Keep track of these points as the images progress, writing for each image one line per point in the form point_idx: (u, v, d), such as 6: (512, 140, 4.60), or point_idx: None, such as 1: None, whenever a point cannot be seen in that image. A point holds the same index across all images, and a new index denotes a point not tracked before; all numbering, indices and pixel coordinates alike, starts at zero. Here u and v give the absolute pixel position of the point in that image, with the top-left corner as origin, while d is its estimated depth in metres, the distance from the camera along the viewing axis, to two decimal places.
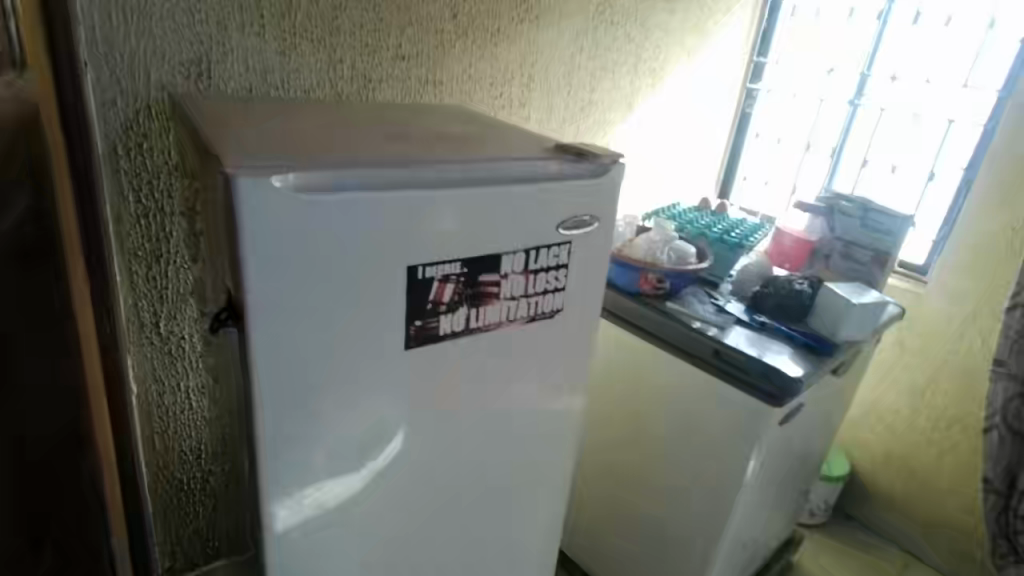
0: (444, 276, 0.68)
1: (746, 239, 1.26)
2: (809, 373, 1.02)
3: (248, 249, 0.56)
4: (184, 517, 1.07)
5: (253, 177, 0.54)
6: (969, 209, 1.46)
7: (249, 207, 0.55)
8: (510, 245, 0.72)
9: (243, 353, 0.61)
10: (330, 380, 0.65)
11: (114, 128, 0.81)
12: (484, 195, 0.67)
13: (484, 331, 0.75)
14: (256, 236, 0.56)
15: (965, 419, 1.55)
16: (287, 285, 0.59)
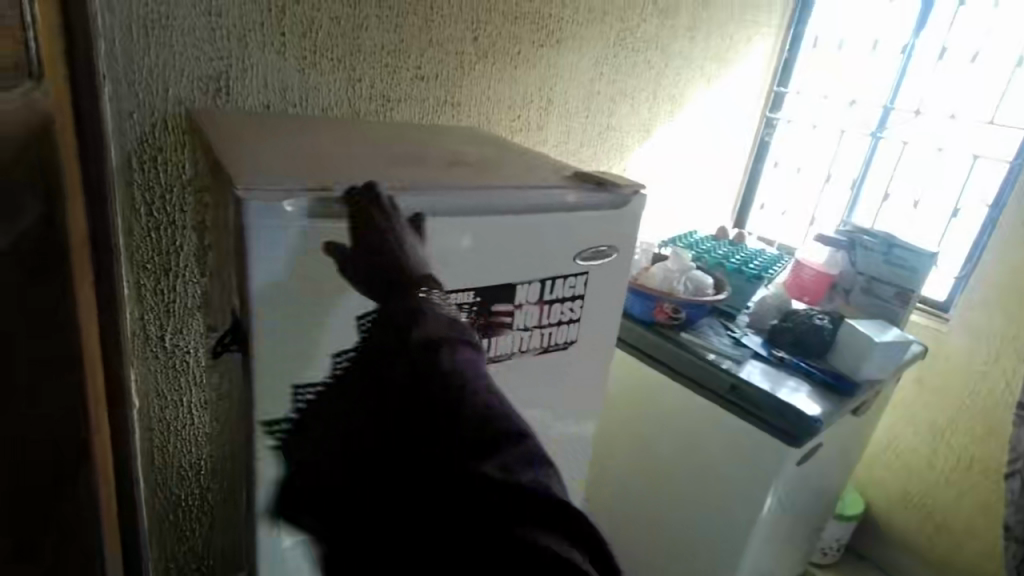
0: (457, 305, 0.66)
1: (764, 271, 1.25)
2: (828, 413, 0.98)
3: (255, 269, 0.54)
4: (181, 534, 1.04)
5: (265, 202, 0.53)
6: (994, 245, 1.44)
7: (262, 231, 0.53)
8: (526, 275, 0.70)
9: (247, 376, 0.59)
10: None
11: (130, 140, 0.80)
12: (502, 225, 0.66)
13: (495, 362, 0.73)
14: (266, 259, 0.54)
15: (985, 461, 1.51)
16: (294, 310, 0.58)
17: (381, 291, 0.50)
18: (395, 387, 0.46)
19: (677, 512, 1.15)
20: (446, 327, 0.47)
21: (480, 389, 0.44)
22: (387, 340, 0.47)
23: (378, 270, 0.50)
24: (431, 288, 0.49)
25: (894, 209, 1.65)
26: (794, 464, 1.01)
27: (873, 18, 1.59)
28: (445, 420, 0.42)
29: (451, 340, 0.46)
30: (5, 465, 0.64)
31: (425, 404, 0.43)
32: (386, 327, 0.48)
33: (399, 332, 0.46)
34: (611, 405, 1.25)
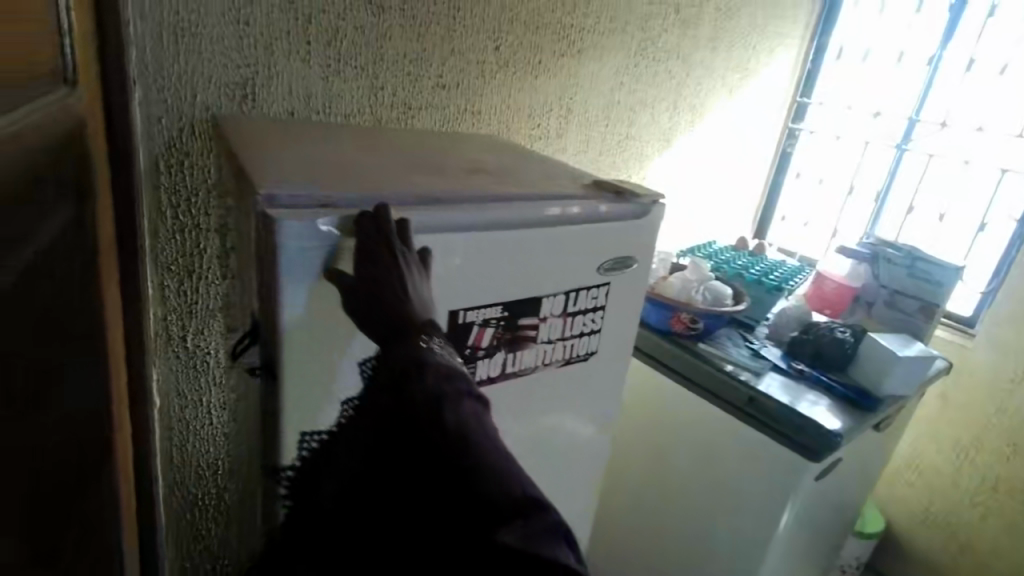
0: (484, 320, 0.66)
1: (786, 282, 1.22)
2: (849, 428, 0.96)
3: (285, 291, 0.54)
4: (196, 533, 1.05)
5: (298, 221, 0.52)
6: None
7: (292, 252, 0.53)
8: (551, 288, 0.70)
9: (271, 404, 0.60)
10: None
11: (158, 144, 0.81)
12: (527, 236, 0.66)
13: (519, 376, 0.73)
14: (297, 285, 0.54)
15: (1010, 481, 1.47)
16: (319, 335, 0.58)
17: (381, 334, 0.53)
18: (398, 438, 0.49)
19: (694, 525, 1.14)
20: (444, 377, 0.49)
21: (480, 442, 0.46)
22: (388, 392, 0.50)
23: (380, 315, 0.53)
24: (431, 335, 0.52)
25: (918, 222, 1.62)
26: (813, 478, 0.99)
27: (899, 29, 1.57)
28: (454, 480, 0.45)
29: (451, 391, 0.48)
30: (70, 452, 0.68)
31: (430, 463, 0.46)
32: (388, 377, 0.50)
33: (399, 383, 0.49)
34: (626, 414, 1.24)
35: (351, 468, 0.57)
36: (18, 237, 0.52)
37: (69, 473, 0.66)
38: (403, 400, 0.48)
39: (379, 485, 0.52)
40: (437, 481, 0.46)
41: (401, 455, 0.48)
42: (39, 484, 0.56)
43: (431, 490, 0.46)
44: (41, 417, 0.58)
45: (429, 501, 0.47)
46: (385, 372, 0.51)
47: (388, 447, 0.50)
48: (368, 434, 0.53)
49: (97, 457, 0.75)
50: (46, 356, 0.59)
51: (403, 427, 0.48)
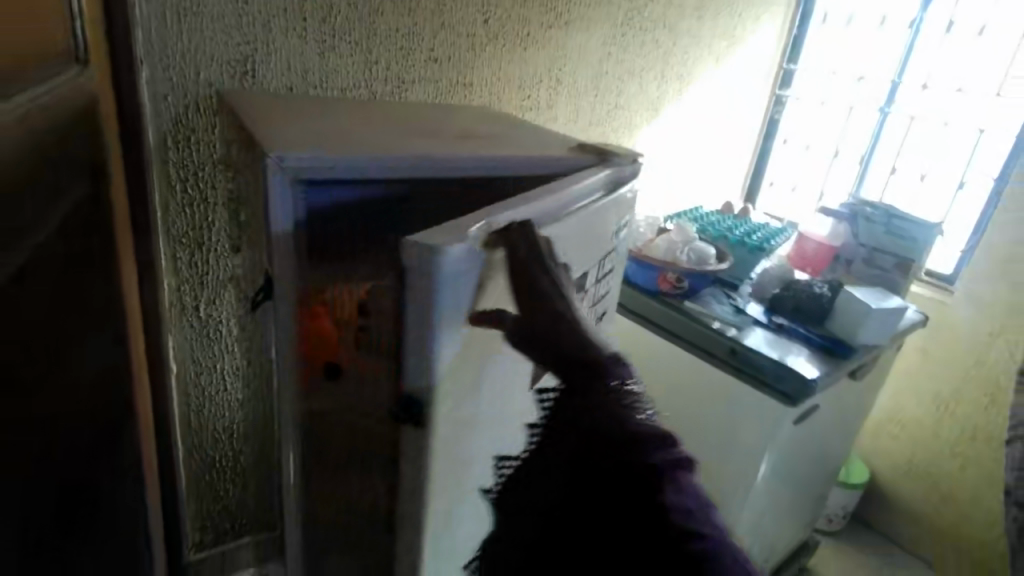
0: None
1: (767, 242, 1.24)
2: (825, 376, 1.02)
3: (439, 325, 0.48)
4: (216, 494, 1.14)
5: (458, 246, 0.47)
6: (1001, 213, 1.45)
7: (449, 280, 0.47)
8: (588, 264, 0.75)
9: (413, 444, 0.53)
10: (479, 442, 0.61)
11: (165, 121, 0.86)
12: (574, 218, 0.67)
13: None
14: (451, 315, 0.49)
15: (985, 430, 1.54)
16: (466, 363, 0.54)
17: (561, 370, 0.51)
18: (600, 497, 0.48)
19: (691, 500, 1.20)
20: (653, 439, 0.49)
21: (703, 526, 0.47)
22: (591, 447, 0.49)
23: (568, 353, 0.51)
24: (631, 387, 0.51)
25: (901, 183, 1.66)
26: (791, 424, 1.06)
27: None
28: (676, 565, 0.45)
29: (668, 457, 0.48)
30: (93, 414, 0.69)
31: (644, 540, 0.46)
32: (590, 431, 0.49)
33: (604, 440, 0.49)
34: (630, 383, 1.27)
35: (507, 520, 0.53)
36: (38, 219, 0.55)
37: (85, 430, 0.65)
38: (612, 463, 0.48)
39: (565, 546, 0.49)
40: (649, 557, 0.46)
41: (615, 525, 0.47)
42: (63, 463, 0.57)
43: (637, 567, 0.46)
44: (65, 376, 0.59)
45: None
46: (579, 424, 0.50)
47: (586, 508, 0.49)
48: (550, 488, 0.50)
49: (116, 415, 0.80)
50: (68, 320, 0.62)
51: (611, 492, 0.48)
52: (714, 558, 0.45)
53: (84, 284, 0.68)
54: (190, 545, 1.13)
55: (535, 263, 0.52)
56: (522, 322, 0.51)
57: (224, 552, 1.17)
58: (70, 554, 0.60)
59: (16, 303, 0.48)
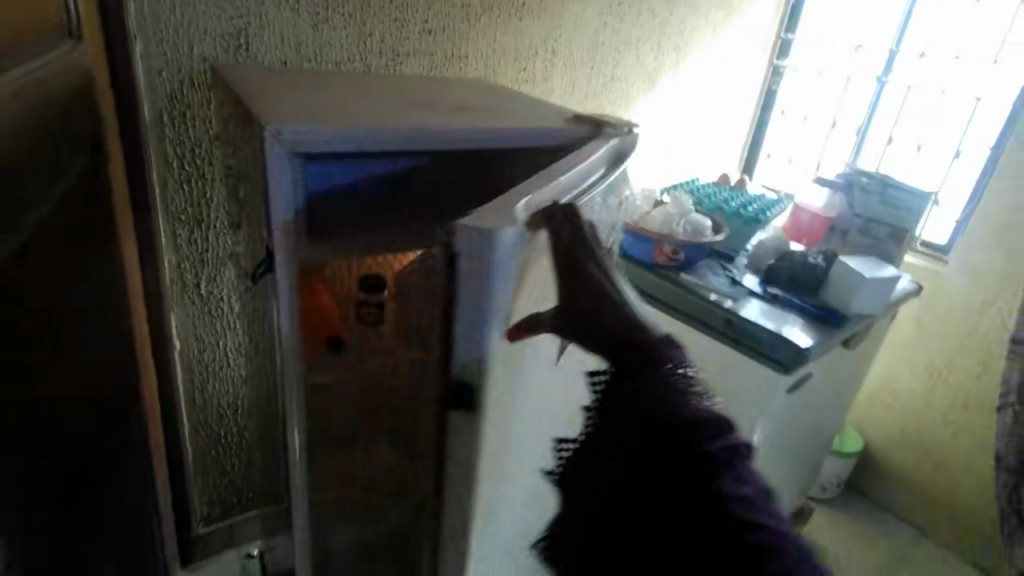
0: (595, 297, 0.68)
1: (763, 213, 1.25)
2: (818, 344, 1.04)
3: (492, 310, 0.48)
4: (222, 469, 1.17)
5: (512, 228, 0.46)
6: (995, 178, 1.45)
7: (504, 262, 0.46)
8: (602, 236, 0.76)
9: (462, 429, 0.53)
10: (524, 428, 0.60)
11: (161, 97, 0.86)
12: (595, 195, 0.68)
13: None
14: (503, 298, 0.48)
15: (977, 398, 1.57)
16: (514, 353, 0.54)
17: (614, 353, 0.54)
18: (667, 470, 0.52)
19: None
20: (708, 425, 0.54)
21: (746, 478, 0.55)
22: (652, 431, 0.53)
23: (621, 336, 0.54)
24: (684, 373, 0.55)
25: (898, 153, 1.66)
26: (785, 391, 1.07)
27: None
28: (729, 537, 0.52)
29: (721, 441, 0.54)
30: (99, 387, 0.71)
31: (705, 514, 0.52)
32: (652, 415, 0.52)
33: (667, 425, 0.53)
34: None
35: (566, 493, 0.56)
36: (42, 192, 0.56)
37: (87, 416, 0.66)
38: (675, 437, 0.52)
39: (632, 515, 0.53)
40: (708, 530, 0.52)
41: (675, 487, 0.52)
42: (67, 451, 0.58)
43: (697, 540, 0.52)
44: (69, 354, 0.60)
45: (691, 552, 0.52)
46: (639, 410, 0.53)
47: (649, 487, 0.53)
48: (612, 470, 0.53)
49: (123, 400, 0.83)
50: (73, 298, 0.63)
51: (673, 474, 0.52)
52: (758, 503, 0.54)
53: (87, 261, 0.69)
54: (198, 518, 1.17)
55: (577, 245, 0.54)
56: (574, 305, 0.53)
57: (232, 525, 1.21)
58: (82, 529, 0.61)
59: (18, 283, 0.48)
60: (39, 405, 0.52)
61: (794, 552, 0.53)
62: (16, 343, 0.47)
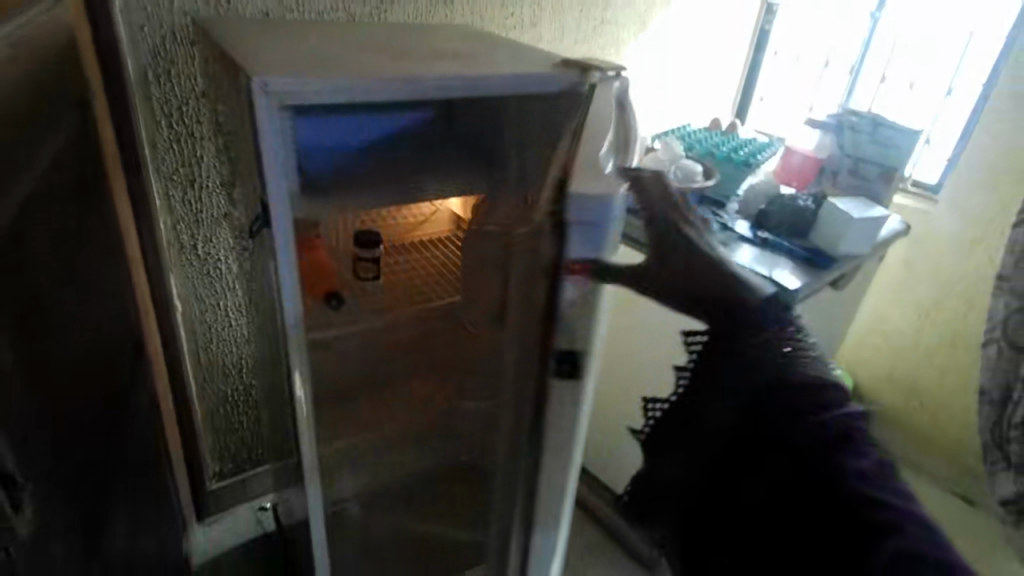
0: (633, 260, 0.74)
1: (753, 157, 1.26)
2: (807, 286, 1.06)
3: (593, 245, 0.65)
4: (231, 426, 1.21)
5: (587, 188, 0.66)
6: (988, 120, 1.47)
7: (591, 211, 0.65)
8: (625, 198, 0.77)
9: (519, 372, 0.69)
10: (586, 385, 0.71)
11: (144, 53, 0.85)
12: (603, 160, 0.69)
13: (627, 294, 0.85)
14: (598, 238, 0.66)
15: (962, 335, 1.62)
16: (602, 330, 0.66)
17: (709, 313, 0.44)
18: (738, 436, 0.39)
19: None
20: (816, 390, 0.39)
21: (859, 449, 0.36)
22: (751, 399, 0.39)
23: (707, 294, 0.44)
24: (791, 332, 0.42)
25: (890, 93, 1.65)
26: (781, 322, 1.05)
27: None
28: (852, 536, 0.33)
29: (834, 406, 0.38)
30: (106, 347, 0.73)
31: (786, 488, 0.36)
32: (747, 378, 0.40)
33: (764, 389, 0.39)
34: (606, 361, 1.29)
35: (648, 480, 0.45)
36: (41, 149, 0.57)
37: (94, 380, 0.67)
38: (750, 397, 0.39)
39: (693, 489, 0.41)
40: (809, 529, 0.34)
41: (740, 455, 0.39)
42: (79, 406, 0.60)
43: (800, 547, 0.35)
44: (75, 311, 0.62)
45: (791, 568, 0.35)
46: (732, 374, 0.41)
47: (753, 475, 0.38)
48: (699, 448, 0.41)
49: (130, 358, 0.85)
50: (72, 259, 0.63)
51: (778, 453, 0.37)
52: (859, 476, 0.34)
53: (85, 222, 0.70)
54: (211, 474, 1.22)
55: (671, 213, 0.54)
56: (679, 265, 0.47)
57: (244, 480, 1.25)
58: (99, 476, 0.64)
59: (19, 238, 0.49)
60: (47, 363, 0.53)
61: (925, 534, 0.32)
62: (19, 304, 0.48)
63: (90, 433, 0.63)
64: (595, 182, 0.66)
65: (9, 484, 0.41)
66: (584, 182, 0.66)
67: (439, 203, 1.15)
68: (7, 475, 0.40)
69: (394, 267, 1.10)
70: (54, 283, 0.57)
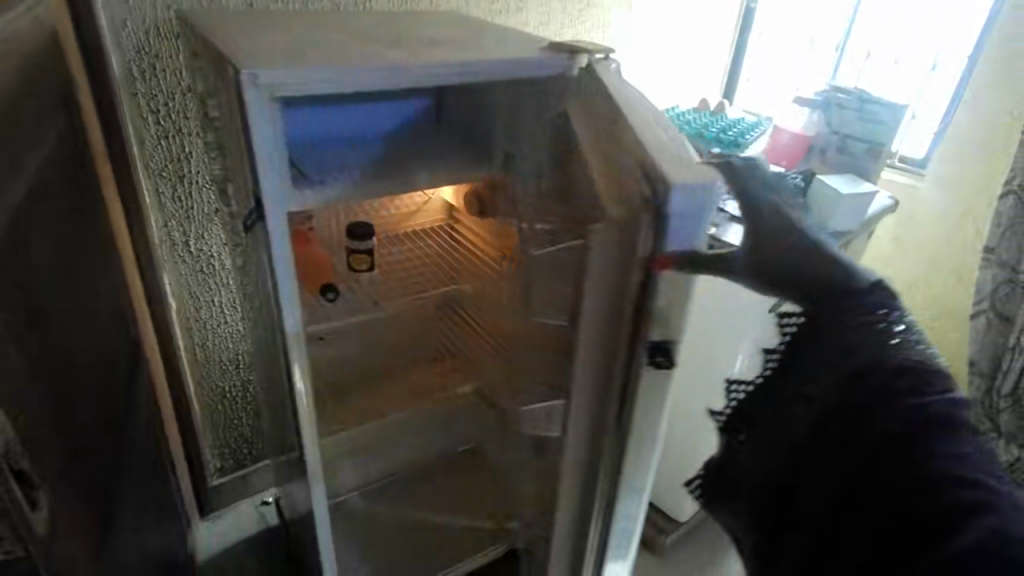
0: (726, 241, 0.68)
1: (741, 137, 1.27)
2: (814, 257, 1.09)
3: (677, 227, 0.57)
4: (230, 422, 1.21)
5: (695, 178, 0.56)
6: (979, 85, 1.48)
7: (689, 199, 0.56)
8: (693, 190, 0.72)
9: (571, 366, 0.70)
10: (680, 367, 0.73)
11: (128, 50, 0.85)
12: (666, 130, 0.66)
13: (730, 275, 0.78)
14: (691, 221, 0.57)
15: (952, 309, 1.64)
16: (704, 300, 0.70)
17: (808, 297, 0.50)
18: (818, 414, 0.45)
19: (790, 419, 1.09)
20: (917, 373, 0.41)
21: (951, 433, 0.37)
22: (839, 386, 0.44)
23: (806, 280, 0.50)
24: (892, 315, 0.46)
25: (876, 69, 1.66)
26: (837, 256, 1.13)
27: None
28: (916, 517, 0.35)
29: (934, 393, 0.40)
30: (103, 346, 0.73)
31: (854, 458, 0.41)
32: (847, 357, 0.44)
33: (859, 367, 0.43)
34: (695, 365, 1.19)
35: (743, 459, 0.53)
36: (35, 150, 0.56)
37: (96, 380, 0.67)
38: (833, 375, 0.44)
39: (779, 461, 0.48)
40: (863, 495, 0.40)
41: (817, 433, 0.45)
42: (82, 407, 0.60)
43: (856, 511, 0.40)
44: (74, 310, 0.62)
45: (853, 534, 0.40)
46: (817, 356, 0.46)
47: (828, 461, 0.43)
48: (787, 430, 0.48)
49: (128, 358, 0.85)
50: (69, 258, 0.63)
51: (853, 445, 0.41)
52: (932, 451, 0.37)
53: (78, 223, 0.70)
54: (212, 470, 1.23)
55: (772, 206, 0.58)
56: (767, 261, 0.54)
57: (244, 475, 1.27)
58: (106, 474, 0.65)
59: (18, 238, 0.49)
60: (50, 364, 0.53)
61: None
62: (20, 302, 0.48)
63: (95, 431, 0.63)
64: (692, 173, 0.56)
65: (23, 480, 0.41)
66: (682, 174, 0.56)
67: (430, 192, 1.14)
68: (20, 471, 0.40)
69: (388, 258, 1.09)
70: (53, 285, 0.57)
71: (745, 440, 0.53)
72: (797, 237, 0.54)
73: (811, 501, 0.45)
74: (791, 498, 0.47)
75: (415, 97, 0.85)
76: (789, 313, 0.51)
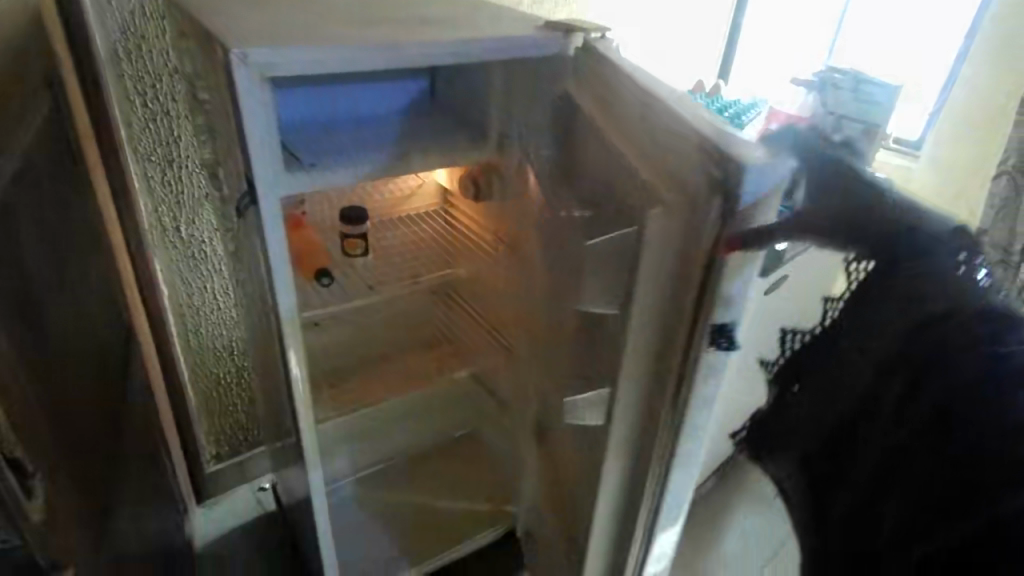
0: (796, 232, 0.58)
1: (737, 118, 1.26)
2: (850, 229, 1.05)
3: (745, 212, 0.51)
4: (225, 409, 1.21)
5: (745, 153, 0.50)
6: (979, 53, 1.48)
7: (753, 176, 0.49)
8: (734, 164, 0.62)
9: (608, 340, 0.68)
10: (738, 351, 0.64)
11: (114, 30, 0.83)
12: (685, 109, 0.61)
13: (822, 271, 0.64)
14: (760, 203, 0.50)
15: None
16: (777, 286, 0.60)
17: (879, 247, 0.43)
18: (899, 369, 0.42)
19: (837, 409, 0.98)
20: (1000, 320, 0.39)
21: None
22: (903, 340, 0.42)
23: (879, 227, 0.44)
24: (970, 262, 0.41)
25: None
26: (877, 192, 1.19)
27: None
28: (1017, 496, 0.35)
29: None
30: (95, 333, 0.72)
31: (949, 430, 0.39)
32: (932, 309, 0.41)
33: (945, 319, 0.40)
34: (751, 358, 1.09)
35: (792, 410, 0.49)
36: (23, 133, 0.55)
37: (89, 368, 0.66)
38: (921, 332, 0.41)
39: (839, 412, 0.45)
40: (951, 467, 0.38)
41: (897, 389, 0.42)
42: (76, 394, 0.60)
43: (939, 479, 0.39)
44: (65, 297, 0.62)
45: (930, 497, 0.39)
46: (893, 308, 0.42)
47: (887, 416, 0.42)
48: (856, 384, 0.44)
49: (121, 345, 0.84)
50: (58, 244, 0.62)
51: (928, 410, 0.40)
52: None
53: (66, 208, 0.69)
54: (208, 457, 1.23)
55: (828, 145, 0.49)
56: (832, 211, 0.45)
57: (240, 462, 1.26)
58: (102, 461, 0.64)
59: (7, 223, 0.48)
60: (43, 351, 0.52)
61: None
62: (10, 290, 0.47)
63: (89, 419, 0.63)
64: (747, 146, 0.51)
65: (17, 470, 0.40)
66: (738, 151, 0.50)
67: (424, 175, 1.13)
68: (14, 461, 0.40)
69: (381, 240, 1.08)
70: (43, 271, 0.56)
71: (790, 393, 0.49)
72: (859, 179, 0.46)
73: (879, 456, 0.43)
74: (853, 449, 0.45)
75: (410, 80, 0.86)
76: (858, 258, 0.44)
